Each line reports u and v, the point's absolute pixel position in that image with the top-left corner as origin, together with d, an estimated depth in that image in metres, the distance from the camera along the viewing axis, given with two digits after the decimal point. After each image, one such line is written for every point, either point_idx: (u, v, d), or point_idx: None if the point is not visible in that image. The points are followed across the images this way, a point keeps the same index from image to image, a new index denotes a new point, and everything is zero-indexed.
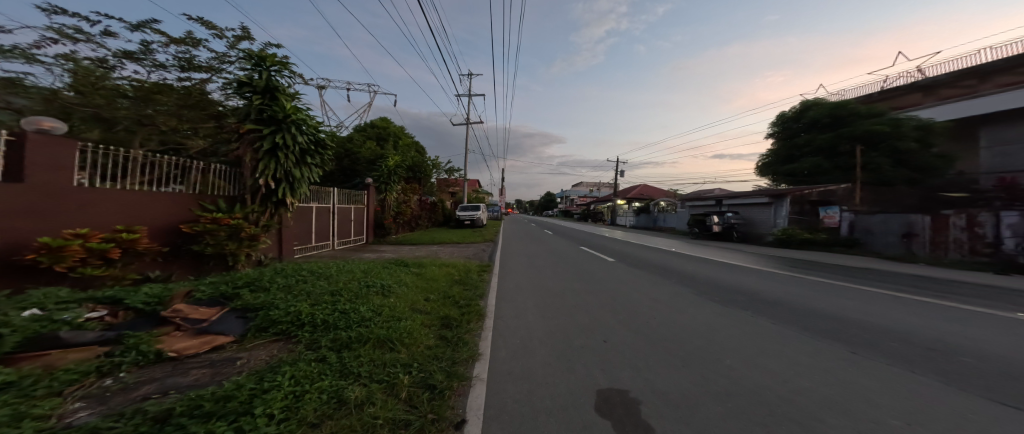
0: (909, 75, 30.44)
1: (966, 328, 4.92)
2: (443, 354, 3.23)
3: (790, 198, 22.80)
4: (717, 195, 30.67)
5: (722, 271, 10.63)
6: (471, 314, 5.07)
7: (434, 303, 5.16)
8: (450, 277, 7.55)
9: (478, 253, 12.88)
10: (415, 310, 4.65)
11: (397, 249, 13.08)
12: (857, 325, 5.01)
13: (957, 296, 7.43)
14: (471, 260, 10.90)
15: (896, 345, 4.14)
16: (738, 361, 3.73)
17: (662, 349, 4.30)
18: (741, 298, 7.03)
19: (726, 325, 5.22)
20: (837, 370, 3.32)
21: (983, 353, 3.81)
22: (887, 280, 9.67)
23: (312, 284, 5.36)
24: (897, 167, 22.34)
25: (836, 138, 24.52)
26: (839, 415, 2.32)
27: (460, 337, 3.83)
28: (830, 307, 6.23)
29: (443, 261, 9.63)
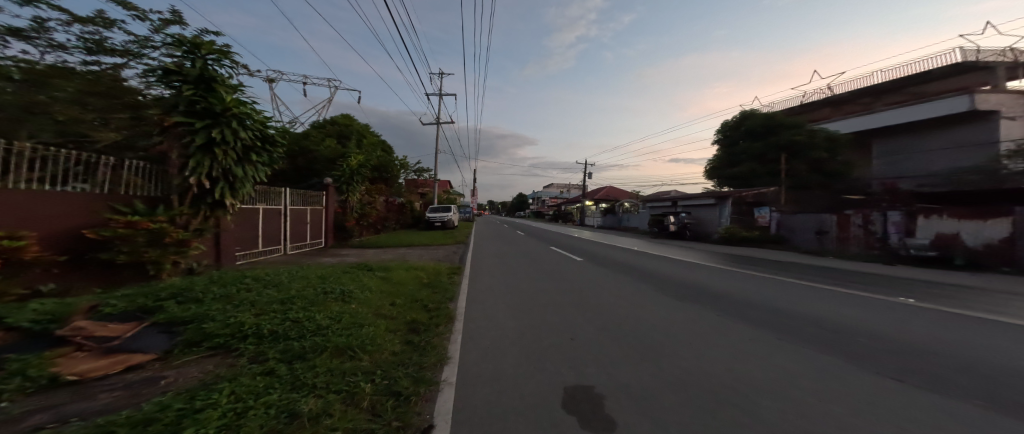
0: (822, 91, 34.25)
1: (891, 319, 5.42)
2: (409, 359, 3.14)
3: (733, 199, 24.52)
4: (671, 197, 32.61)
5: (680, 268, 11.19)
6: (440, 317, 4.98)
7: (400, 308, 4.98)
8: (419, 280, 7.34)
9: (449, 255, 12.65)
10: (380, 315, 4.46)
11: (360, 252, 12.58)
12: (800, 319, 5.42)
13: (883, 289, 8.24)
14: (441, 262, 10.65)
15: (832, 337, 4.51)
16: (699, 354, 3.92)
17: (628, 344, 4.44)
18: (697, 294, 7.44)
19: (686, 320, 5.50)
20: (781, 361, 3.55)
21: (903, 343, 4.23)
22: (823, 274, 10.53)
23: (260, 294, 4.98)
24: (811, 173, 24.95)
25: (768, 146, 26.47)
26: (783, 403, 2.46)
27: (428, 341, 3.75)
28: (775, 301, 6.71)
29: (412, 264, 9.31)
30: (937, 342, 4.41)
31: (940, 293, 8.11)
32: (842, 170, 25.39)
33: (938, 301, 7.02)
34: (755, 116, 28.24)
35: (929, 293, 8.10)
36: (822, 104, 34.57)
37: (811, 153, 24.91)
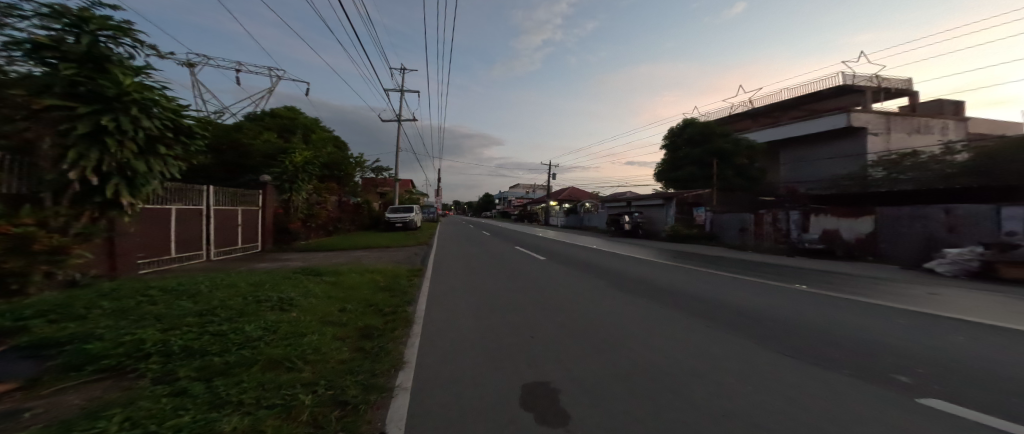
0: (744, 104, 39.00)
1: (813, 306, 6.11)
2: (360, 366, 3.00)
3: (677, 200, 26.33)
4: (629, 197, 34.41)
5: (632, 264, 11.84)
6: (397, 321, 4.81)
7: (352, 314, 4.73)
8: (374, 283, 7.05)
9: (409, 256, 12.38)
10: (327, 323, 4.20)
11: (306, 257, 11.82)
12: (739, 310, 5.91)
13: (802, 279, 9.33)
14: (401, 264, 10.38)
15: (763, 325, 4.97)
16: (652, 348, 4.12)
17: (587, 340, 4.55)
18: (650, 289, 7.87)
19: (640, 315, 5.78)
20: (719, 352, 3.84)
21: (820, 328, 4.77)
22: (758, 268, 11.59)
23: (177, 306, 4.49)
24: (736, 177, 28.88)
25: (705, 153, 29.37)
26: (721, 393, 2.64)
27: (382, 346, 3.61)
28: (717, 293, 7.29)
29: (370, 268, 8.94)
30: (844, 323, 5.05)
31: (846, 281, 9.34)
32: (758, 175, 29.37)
33: (842, 288, 8.15)
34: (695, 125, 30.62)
35: (829, 280, 9.44)
36: (744, 116, 39.37)
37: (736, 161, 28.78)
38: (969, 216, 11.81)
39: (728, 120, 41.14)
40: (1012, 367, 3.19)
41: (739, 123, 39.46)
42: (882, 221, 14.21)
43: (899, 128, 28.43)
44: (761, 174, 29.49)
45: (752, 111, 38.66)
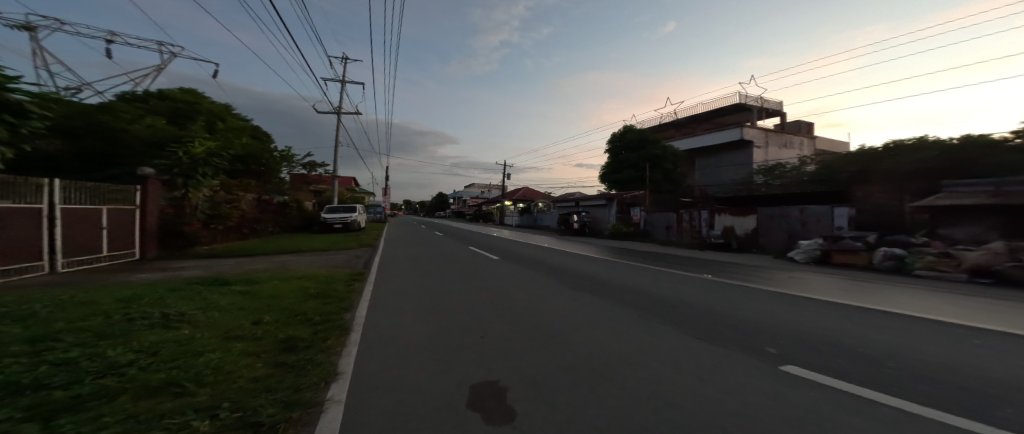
0: (668, 115, 43.26)
1: (728, 294, 6.90)
2: (279, 382, 2.73)
3: (618, 201, 27.96)
4: (576, 197, 35.95)
5: (573, 260, 12.45)
6: (328, 330, 4.47)
7: (271, 326, 4.30)
8: (303, 291, 6.49)
9: (347, 259, 11.67)
10: (238, 338, 3.76)
11: (223, 263, 10.51)
12: (666, 301, 6.45)
13: (717, 271, 10.54)
14: (337, 269, 9.72)
15: (686, 316, 5.48)
16: (595, 343, 4.30)
17: (536, 337, 4.62)
18: (590, 283, 8.31)
19: (584, 310, 6.02)
20: (652, 345, 4.14)
21: (732, 316, 5.39)
22: (682, 261, 12.79)
23: (21, 332, 3.68)
24: (663, 180, 31.71)
25: (642, 158, 31.78)
26: (656, 387, 2.83)
27: (306, 359, 3.32)
28: (648, 285, 7.90)
29: (299, 274, 8.23)
30: (748, 309, 5.79)
31: (751, 271, 10.74)
32: (680, 179, 32.72)
33: (745, 277, 9.40)
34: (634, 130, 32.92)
35: (737, 271, 10.80)
36: (668, 125, 43.67)
37: (665, 165, 31.70)
38: (818, 214, 15.51)
39: (658, 128, 44.95)
40: (867, 343, 3.89)
41: (666, 132, 43.35)
42: (762, 219, 17.53)
43: (773, 142, 33.92)
44: (682, 177, 32.72)
45: (677, 121, 42.78)
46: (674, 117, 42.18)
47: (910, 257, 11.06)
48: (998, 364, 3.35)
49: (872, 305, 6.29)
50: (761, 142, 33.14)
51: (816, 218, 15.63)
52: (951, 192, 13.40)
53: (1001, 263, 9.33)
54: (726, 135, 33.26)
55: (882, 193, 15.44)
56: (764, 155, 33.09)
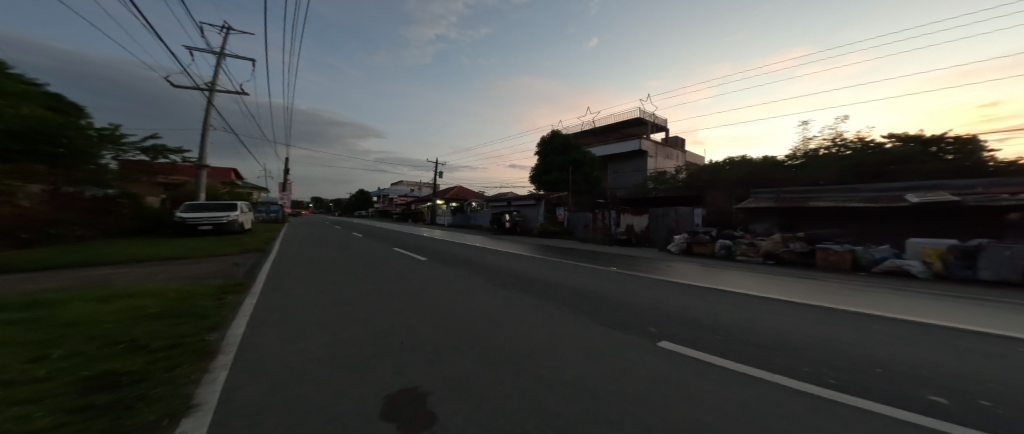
0: (586, 124, 46.89)
1: (630, 286, 7.59)
2: (94, 429, 2.07)
3: (545, 201, 29.08)
4: (508, 197, 36.55)
5: (495, 258, 12.57)
6: (187, 356, 3.65)
7: (93, 360, 3.31)
8: (159, 308, 5.24)
9: (233, 266, 9.94)
10: (28, 381, 2.79)
11: (40, 279, 8.02)
12: (579, 294, 6.84)
13: (623, 264, 11.64)
14: (217, 278, 8.19)
15: (596, 308, 5.84)
16: (516, 340, 4.28)
17: (458, 338, 4.43)
18: (510, 279, 8.42)
19: (505, 306, 6.02)
20: (567, 339, 4.28)
21: (634, 307, 5.90)
22: (594, 256, 13.80)
23: None
24: (584, 182, 34.09)
25: (566, 161, 33.69)
26: (573, 392, 2.86)
27: (143, 396, 2.60)
28: (563, 279, 8.32)
29: (157, 287, 6.66)
30: (646, 299, 6.43)
31: (651, 264, 12.10)
32: (598, 182, 35.54)
33: (645, 269, 10.57)
34: (560, 135, 34.71)
35: (639, 263, 12.08)
36: (586, 133, 47.27)
37: (585, 169, 34.00)
38: (687, 214, 18.74)
39: (579, 134, 48.19)
40: (735, 332, 4.57)
41: (584, 138, 46.85)
42: (652, 217, 19.98)
43: (661, 152, 39.46)
44: (599, 180, 35.50)
45: (594, 128, 46.39)
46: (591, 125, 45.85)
47: (734, 245, 15.07)
48: (838, 346, 4.12)
49: (739, 290, 7.69)
50: (653, 152, 38.27)
51: (682, 217, 18.71)
52: (756, 196, 18.23)
53: (780, 249, 13.82)
54: (630, 144, 37.46)
55: (722, 200, 20.70)
56: (656, 164, 38.34)
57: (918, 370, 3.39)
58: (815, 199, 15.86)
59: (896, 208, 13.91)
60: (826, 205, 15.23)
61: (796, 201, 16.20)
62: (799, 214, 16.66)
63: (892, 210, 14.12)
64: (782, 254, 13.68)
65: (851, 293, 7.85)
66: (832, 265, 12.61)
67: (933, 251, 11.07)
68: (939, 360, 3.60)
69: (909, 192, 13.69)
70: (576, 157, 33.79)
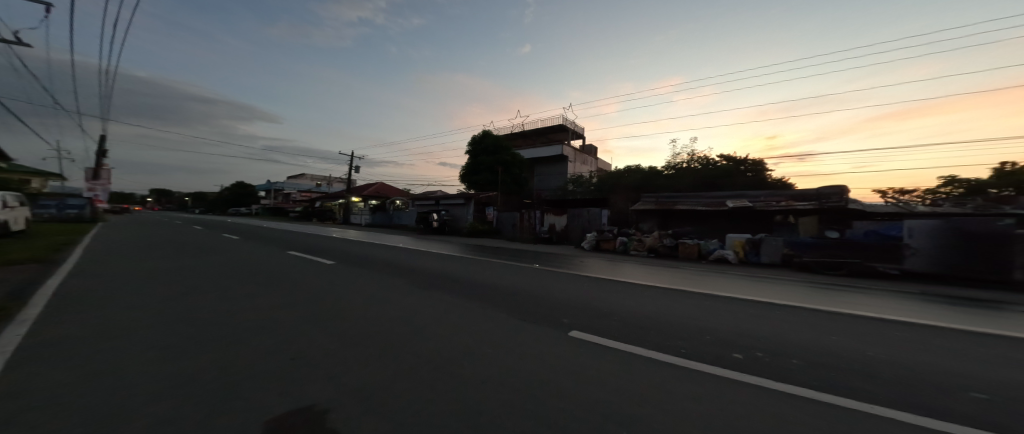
0: (514, 127, 48.13)
1: (560, 282, 7.73)
2: None
3: (475, 201, 28.44)
4: (436, 195, 34.46)
5: (421, 257, 11.73)
6: None
7: None
8: None
9: (39, 282, 7.24)
10: None
11: None
12: (510, 290, 6.65)
13: (550, 261, 11.98)
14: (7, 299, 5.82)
15: (526, 303, 5.71)
16: (443, 341, 3.82)
17: (373, 343, 3.78)
18: (436, 279, 7.82)
19: (430, 306, 5.48)
20: (499, 336, 4.01)
21: (563, 300, 5.94)
22: (522, 254, 13.98)
23: None
24: (513, 183, 34.63)
25: (497, 161, 33.71)
26: (509, 390, 2.59)
27: None
28: (495, 277, 8.06)
29: None
30: (575, 294, 6.56)
31: (575, 260, 12.74)
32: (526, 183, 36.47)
33: (571, 265, 11.02)
34: (491, 135, 34.55)
35: (566, 260, 12.63)
36: (514, 136, 48.52)
37: (515, 170, 34.54)
38: (596, 214, 20.38)
39: (508, 135, 49.09)
40: (655, 321, 4.88)
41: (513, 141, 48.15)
42: (570, 217, 21.30)
43: (580, 158, 42.70)
44: (528, 181, 36.39)
45: (523, 131, 47.75)
46: (520, 129, 47.23)
47: (630, 241, 16.89)
48: (726, 329, 4.57)
49: (645, 281, 8.37)
50: (573, 157, 41.03)
51: (592, 217, 20.71)
52: (644, 199, 20.32)
53: (659, 244, 15.96)
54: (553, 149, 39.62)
55: (622, 201, 22.53)
56: (575, 169, 41.14)
57: (785, 347, 3.88)
58: (679, 203, 18.60)
59: (722, 212, 17.52)
60: (686, 209, 18.05)
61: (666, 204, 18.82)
62: (671, 213, 19.13)
63: (719, 213, 17.72)
64: (661, 248, 15.83)
65: (716, 279, 9.50)
66: (688, 257, 15.21)
67: (738, 242, 14.45)
68: (807, 334, 4.33)
69: (727, 198, 17.50)
70: (507, 157, 33.98)
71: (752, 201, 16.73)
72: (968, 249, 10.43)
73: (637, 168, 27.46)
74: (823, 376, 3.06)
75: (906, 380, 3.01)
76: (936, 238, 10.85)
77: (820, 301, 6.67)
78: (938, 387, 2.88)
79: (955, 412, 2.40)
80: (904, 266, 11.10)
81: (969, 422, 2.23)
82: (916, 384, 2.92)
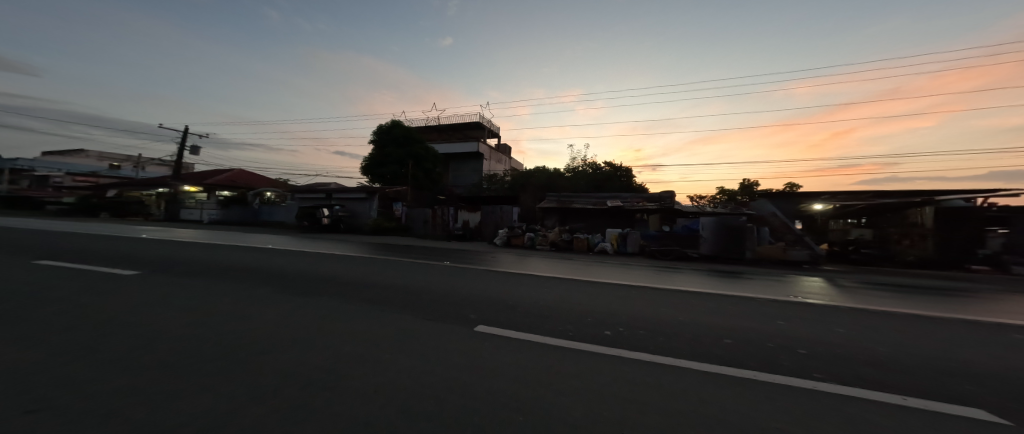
0: (427, 120, 46.32)
1: (481, 280, 7.70)
2: None
3: (380, 195, 25.01)
4: (326, 187, 28.83)
5: (314, 257, 10.16)
6: None
7: None
8: None
9: None
10: None
11: None
12: (429, 291, 6.29)
13: (467, 258, 11.85)
14: None
15: (444, 303, 5.46)
16: (352, 344, 3.38)
17: (257, 350, 3.10)
18: (336, 281, 6.85)
19: (328, 310, 4.75)
20: (417, 337, 3.74)
21: (483, 298, 5.91)
22: (436, 252, 13.43)
23: None
24: (425, 178, 32.94)
25: (405, 154, 31.71)
26: (437, 384, 2.46)
27: None
28: (410, 277, 7.49)
29: None
30: (495, 291, 6.63)
31: (490, 257, 12.91)
32: (440, 178, 35.02)
33: (488, 262, 11.12)
34: (401, 126, 32.36)
35: (482, 257, 12.64)
36: (427, 130, 46.74)
37: (426, 165, 32.79)
38: (508, 210, 21.01)
39: (422, 129, 46.99)
40: (569, 311, 5.31)
41: (429, 135, 46.51)
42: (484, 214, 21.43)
43: (495, 157, 43.71)
44: (440, 178, 35.06)
45: (438, 126, 46.37)
46: (436, 123, 46.02)
47: (536, 237, 18.09)
48: (624, 313, 5.25)
49: (553, 274, 9.04)
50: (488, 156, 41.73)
51: (506, 214, 21.03)
52: (550, 197, 21.96)
53: (559, 239, 17.59)
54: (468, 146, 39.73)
55: (530, 199, 23.96)
56: (489, 167, 41.90)
57: (645, 322, 4.79)
58: (576, 201, 20.89)
59: (605, 210, 20.41)
60: (581, 207, 20.39)
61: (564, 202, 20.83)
62: (570, 211, 21.02)
63: (604, 211, 20.50)
64: (560, 242, 17.45)
65: (602, 269, 10.94)
66: (581, 250, 17.09)
67: (613, 236, 16.80)
68: (681, 311, 5.34)
69: (608, 199, 20.55)
70: (418, 151, 32.12)
71: (623, 201, 20.04)
72: (731, 238, 14.68)
73: (542, 167, 30.38)
74: (688, 344, 3.81)
75: (737, 337, 4.04)
76: (714, 230, 14.88)
77: (673, 281, 8.41)
78: (726, 339, 3.99)
79: (736, 357, 3.37)
80: (703, 252, 14.88)
81: (741, 365, 3.16)
82: (715, 340, 3.98)
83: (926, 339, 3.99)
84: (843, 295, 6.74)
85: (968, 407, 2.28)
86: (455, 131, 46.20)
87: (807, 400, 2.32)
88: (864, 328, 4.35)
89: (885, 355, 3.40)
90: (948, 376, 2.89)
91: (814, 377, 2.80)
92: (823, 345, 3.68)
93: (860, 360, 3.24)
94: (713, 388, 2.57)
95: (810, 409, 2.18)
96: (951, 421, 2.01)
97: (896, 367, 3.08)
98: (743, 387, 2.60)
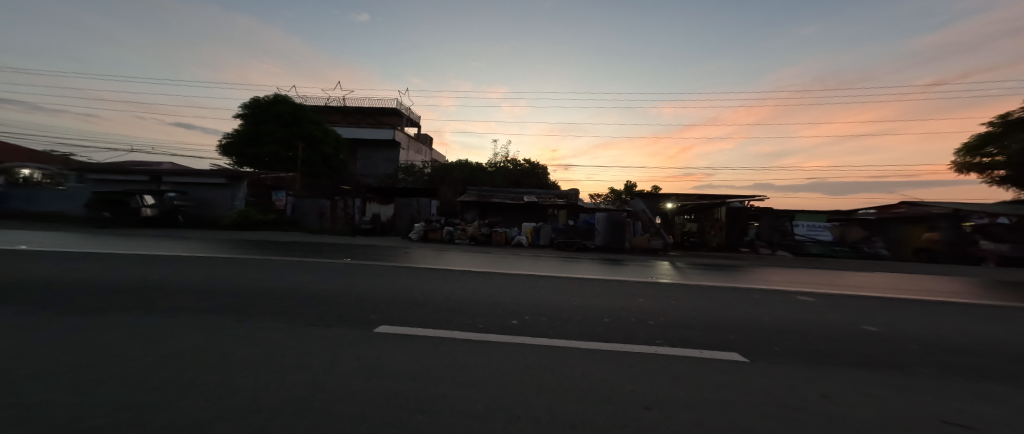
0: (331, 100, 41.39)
1: (391, 276, 7.33)
2: None
3: (248, 180, 21.30)
4: (164, 168, 22.94)
5: (165, 258, 8.24)
6: None
7: None
8: None
9: None
10: None
11: None
12: (326, 292, 5.75)
13: (373, 254, 11.08)
14: None
15: (343, 305, 5.06)
16: (230, 356, 2.97)
17: (92, 373, 2.51)
18: (202, 287, 5.75)
19: (192, 322, 4.02)
20: (310, 342, 3.46)
21: (386, 297, 5.61)
22: (334, 248, 12.16)
23: None
24: (321, 165, 29.30)
25: (290, 134, 27.59)
26: (335, 387, 2.39)
27: None
28: (301, 278, 6.69)
29: None
30: (403, 288, 6.37)
31: (398, 251, 12.29)
32: (343, 167, 31.65)
33: (401, 257, 10.64)
34: (285, 101, 27.98)
35: (391, 252, 11.95)
36: (332, 111, 41.87)
37: (320, 149, 29.04)
38: (425, 204, 20.28)
39: (324, 109, 41.85)
40: (479, 304, 5.46)
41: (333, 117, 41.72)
42: (397, 207, 20.37)
43: (411, 147, 41.59)
44: (340, 166, 31.58)
45: (344, 107, 41.94)
46: (343, 104, 41.46)
47: (455, 230, 17.92)
48: (527, 303, 5.62)
49: (466, 267, 9.14)
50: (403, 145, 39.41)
51: (422, 207, 20.31)
52: (473, 191, 21.96)
53: (478, 232, 17.74)
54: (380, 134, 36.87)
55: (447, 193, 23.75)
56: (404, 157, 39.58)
57: (545, 308, 5.25)
58: (495, 196, 21.36)
59: (522, 206, 21.29)
60: (499, 201, 20.86)
61: (485, 197, 21.15)
62: (488, 206, 21.33)
63: (521, 207, 21.32)
64: (478, 236, 17.64)
65: (516, 261, 11.44)
66: (498, 243, 17.55)
67: (528, 230, 17.67)
68: (576, 297, 5.93)
69: (525, 195, 21.52)
70: (308, 132, 28.19)
71: (537, 197, 21.24)
72: (617, 231, 16.83)
73: (462, 160, 30.15)
74: (577, 327, 4.32)
75: (618, 315, 4.73)
76: (607, 224, 16.85)
77: (574, 270, 9.33)
78: (606, 318, 4.64)
79: (612, 333, 3.96)
80: (598, 243, 16.83)
81: (614, 339, 3.74)
82: (598, 319, 4.60)
83: (736, 304, 5.36)
84: (701, 276, 8.42)
85: (749, 352, 3.17)
86: (365, 115, 42.39)
87: (656, 364, 2.88)
88: (702, 300, 5.59)
89: (711, 319, 4.45)
90: (748, 332, 3.91)
91: (661, 343, 3.50)
92: (676, 317, 4.57)
93: (698, 326, 4.14)
94: (594, 363, 3.02)
95: (657, 371, 2.70)
96: (738, 364, 2.81)
97: (716, 328, 4.05)
98: (614, 357, 3.13)
